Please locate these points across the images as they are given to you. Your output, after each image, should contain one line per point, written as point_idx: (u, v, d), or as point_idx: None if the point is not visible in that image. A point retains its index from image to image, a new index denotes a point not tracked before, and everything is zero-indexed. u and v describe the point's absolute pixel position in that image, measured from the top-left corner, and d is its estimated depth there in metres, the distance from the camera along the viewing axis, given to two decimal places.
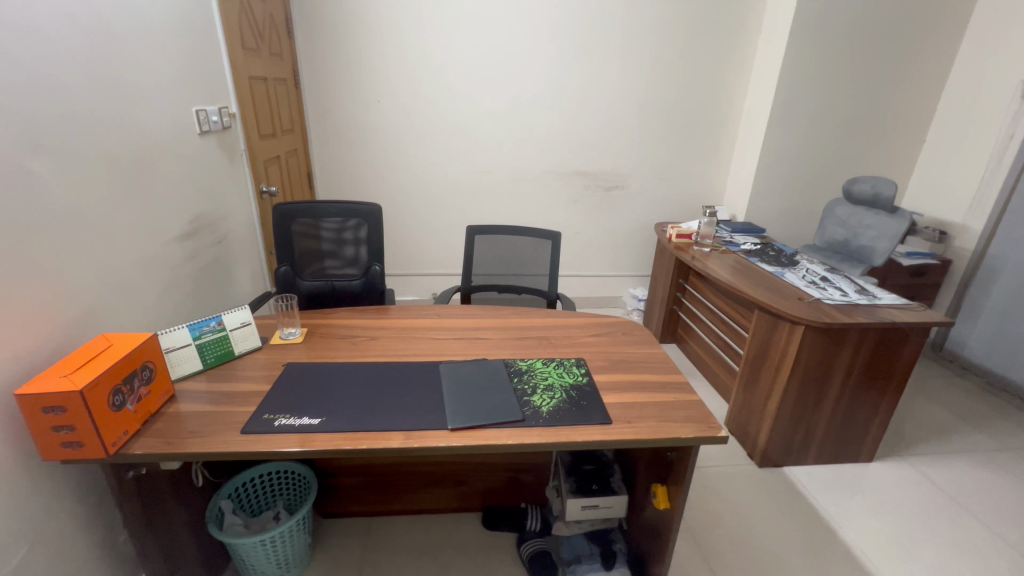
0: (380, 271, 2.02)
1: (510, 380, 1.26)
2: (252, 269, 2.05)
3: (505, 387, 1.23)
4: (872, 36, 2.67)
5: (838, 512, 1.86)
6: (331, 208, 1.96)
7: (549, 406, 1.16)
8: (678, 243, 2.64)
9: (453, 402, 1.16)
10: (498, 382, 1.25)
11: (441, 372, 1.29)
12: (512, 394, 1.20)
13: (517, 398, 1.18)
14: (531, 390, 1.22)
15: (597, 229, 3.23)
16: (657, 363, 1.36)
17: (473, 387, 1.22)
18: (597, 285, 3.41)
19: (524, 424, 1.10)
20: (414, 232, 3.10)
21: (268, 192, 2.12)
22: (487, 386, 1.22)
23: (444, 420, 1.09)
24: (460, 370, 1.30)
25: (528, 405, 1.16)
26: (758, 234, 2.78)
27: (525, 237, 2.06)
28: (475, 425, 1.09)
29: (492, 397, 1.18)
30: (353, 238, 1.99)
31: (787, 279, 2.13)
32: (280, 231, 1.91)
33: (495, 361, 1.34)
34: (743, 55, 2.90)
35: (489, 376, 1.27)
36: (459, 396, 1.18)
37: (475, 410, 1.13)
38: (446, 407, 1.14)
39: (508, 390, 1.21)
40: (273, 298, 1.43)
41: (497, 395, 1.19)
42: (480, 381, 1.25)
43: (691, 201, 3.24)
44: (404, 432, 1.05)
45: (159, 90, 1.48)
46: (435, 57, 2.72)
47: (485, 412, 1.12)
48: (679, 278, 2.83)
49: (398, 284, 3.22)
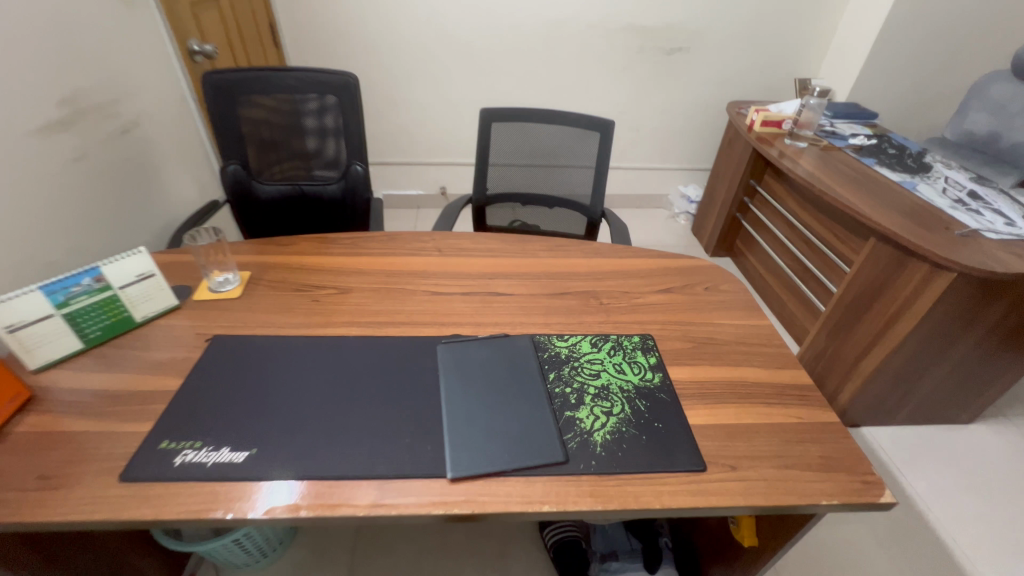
0: (364, 172, 1.49)
1: (543, 377, 0.82)
2: (193, 166, 1.53)
3: (535, 392, 0.79)
4: None
5: (923, 489, 1.53)
6: (288, 79, 1.37)
7: (605, 433, 0.74)
8: (761, 134, 1.98)
9: (457, 424, 0.74)
10: (524, 380, 0.81)
11: (438, 359, 0.85)
12: (546, 404, 0.78)
13: (555, 416, 0.76)
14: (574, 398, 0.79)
15: (647, 108, 2.53)
16: (763, 351, 0.90)
17: (487, 390, 0.79)
18: (640, 180, 2.81)
19: (566, 471, 0.69)
20: (416, 109, 2.45)
21: (201, 53, 1.49)
22: (508, 390, 0.79)
23: (438, 462, 0.69)
24: (467, 354, 0.86)
25: (572, 430, 0.74)
26: (868, 122, 2.08)
27: (562, 128, 1.47)
28: (489, 472, 0.68)
29: (516, 412, 0.76)
30: (324, 124, 1.43)
31: (920, 193, 1.54)
32: (220, 113, 1.36)
33: (520, 340, 0.89)
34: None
35: (511, 368, 0.83)
36: (466, 411, 0.76)
37: (490, 442, 0.72)
38: (444, 434, 0.72)
39: (540, 398, 0.78)
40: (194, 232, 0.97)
41: (523, 409, 0.76)
42: (498, 378, 0.81)
43: (776, 72, 2.46)
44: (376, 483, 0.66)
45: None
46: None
47: (504, 446, 0.71)
48: (751, 178, 2.22)
49: (401, 176, 2.68)
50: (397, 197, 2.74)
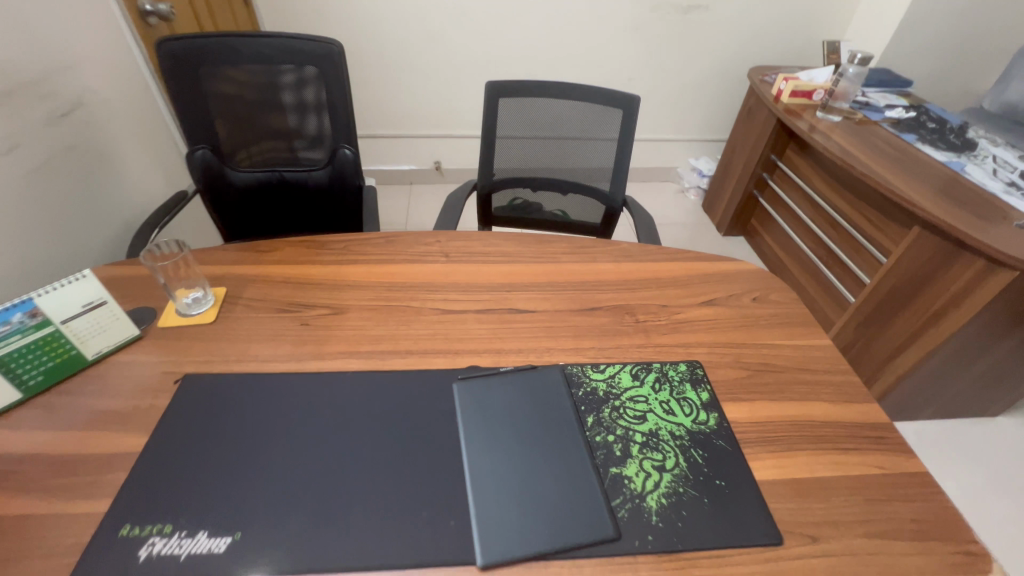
0: (353, 156, 1.30)
1: (580, 423, 0.70)
2: (155, 150, 1.34)
3: (573, 444, 0.67)
4: None
5: (952, 489, 1.46)
6: (259, 46, 1.16)
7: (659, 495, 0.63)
8: (788, 105, 1.80)
9: (484, 490, 0.62)
10: (558, 428, 0.69)
11: (454, 402, 0.72)
12: (587, 458, 0.65)
13: (599, 474, 0.64)
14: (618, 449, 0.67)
15: (659, 74, 2.32)
16: (828, 381, 0.78)
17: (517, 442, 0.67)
18: (648, 152, 2.63)
19: (619, 549, 0.58)
20: (408, 76, 2.22)
21: (155, 14, 1.27)
22: (541, 440, 0.67)
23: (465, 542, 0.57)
24: (488, 395, 0.72)
25: (620, 492, 0.63)
26: (902, 91, 1.91)
27: (579, 104, 1.29)
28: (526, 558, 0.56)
29: (553, 471, 0.64)
30: (304, 101, 1.24)
31: (970, 176, 1.40)
32: (181, 90, 1.16)
33: (549, 373, 0.76)
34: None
35: (542, 412, 0.70)
36: (494, 472, 0.63)
37: (526, 514, 0.60)
38: (469, 504, 0.60)
39: (579, 450, 0.66)
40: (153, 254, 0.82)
41: (560, 467, 0.64)
42: (527, 425, 0.68)
43: (800, 33, 2.25)
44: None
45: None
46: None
47: (544, 519, 0.59)
48: (772, 152, 2.05)
49: (391, 149, 2.46)
50: (389, 172, 2.54)
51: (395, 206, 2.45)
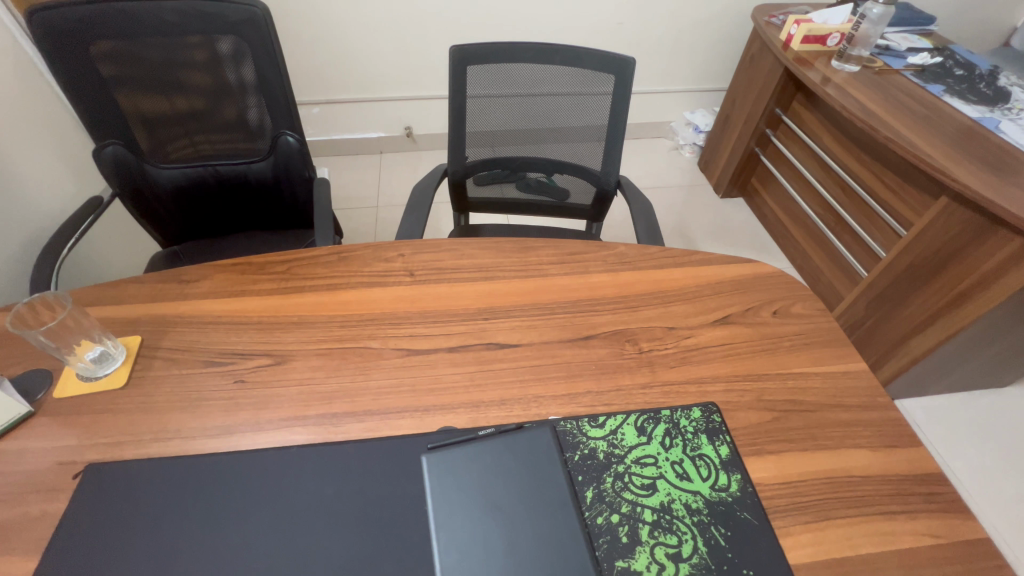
0: (298, 145, 1.13)
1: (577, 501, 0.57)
2: (47, 148, 1.13)
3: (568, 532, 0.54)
4: None
5: (961, 470, 1.41)
6: (162, 12, 0.94)
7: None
8: (799, 53, 1.59)
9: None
10: (551, 508, 0.56)
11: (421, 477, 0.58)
12: (587, 552, 0.53)
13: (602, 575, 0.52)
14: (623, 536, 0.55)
15: (651, 16, 2.05)
16: (866, 421, 0.67)
17: (500, 536, 0.53)
18: (639, 106, 2.40)
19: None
20: (365, 28, 1.93)
21: None
22: (530, 530, 0.54)
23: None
24: (463, 466, 0.58)
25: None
26: (924, 29, 1.70)
27: (564, 70, 1.09)
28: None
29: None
30: (231, 80, 1.04)
31: (1004, 136, 1.24)
32: (72, 73, 0.94)
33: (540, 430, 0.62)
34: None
35: (529, 488, 0.57)
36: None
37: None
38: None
39: (577, 540, 0.54)
40: (35, 309, 0.68)
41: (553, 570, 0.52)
42: (512, 508, 0.55)
43: None
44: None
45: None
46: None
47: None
48: (777, 106, 1.84)
49: (355, 114, 2.20)
50: (355, 141, 2.28)
51: (364, 180, 2.22)
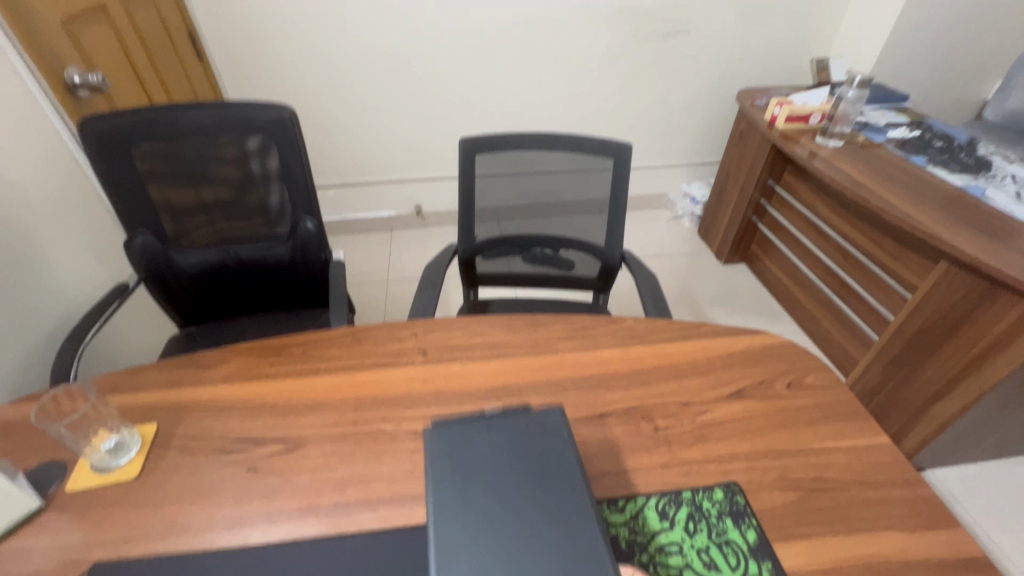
0: (317, 230, 1.19)
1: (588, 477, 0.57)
2: (82, 240, 1.21)
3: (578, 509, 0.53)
4: None
5: (1010, 547, 1.30)
6: (201, 118, 1.05)
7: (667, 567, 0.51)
8: (784, 131, 1.70)
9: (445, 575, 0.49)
10: (568, 489, 0.55)
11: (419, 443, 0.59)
12: (597, 526, 0.52)
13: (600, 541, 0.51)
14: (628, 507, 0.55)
15: (641, 101, 2.23)
16: (896, 499, 0.64)
17: (504, 510, 0.53)
18: (637, 181, 2.52)
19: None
20: (380, 120, 2.10)
21: (86, 86, 1.17)
22: (534, 507, 0.53)
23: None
24: (472, 442, 0.59)
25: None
26: (899, 106, 1.82)
27: (566, 156, 1.17)
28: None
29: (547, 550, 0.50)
30: (256, 172, 1.12)
31: (992, 202, 1.29)
32: (113, 172, 1.03)
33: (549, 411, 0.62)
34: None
35: (540, 469, 0.57)
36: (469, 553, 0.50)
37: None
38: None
39: (589, 516, 0.53)
40: (48, 404, 0.71)
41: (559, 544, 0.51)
42: (524, 488, 0.55)
43: (785, 54, 2.18)
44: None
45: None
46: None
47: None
48: (769, 177, 1.94)
49: (369, 195, 2.33)
50: (368, 220, 2.39)
51: (376, 256, 2.30)
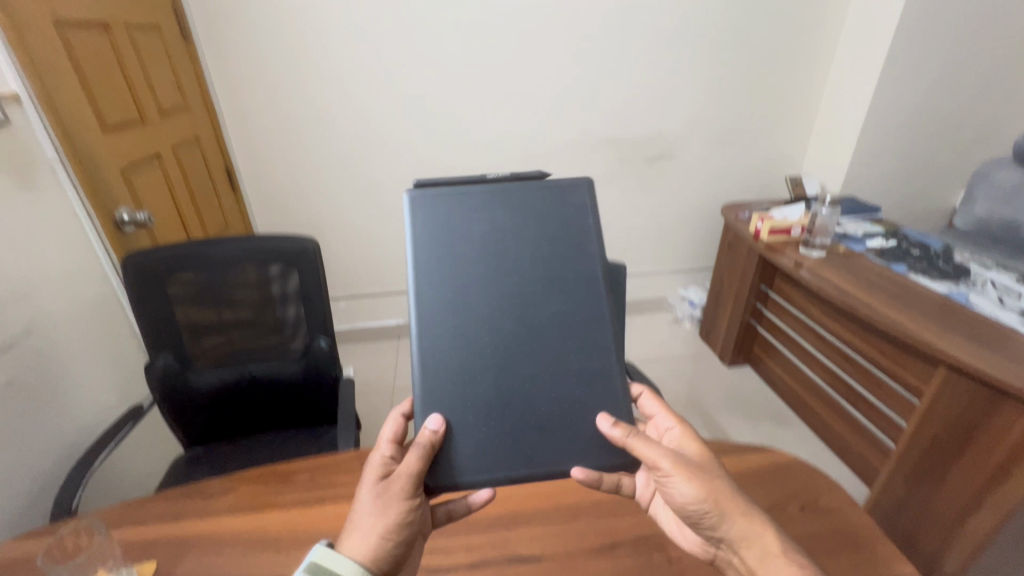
0: (329, 348, 1.24)
1: (563, 262, 0.74)
2: (104, 361, 1.26)
3: (555, 308, 0.72)
4: None
5: None
6: (233, 250, 1.16)
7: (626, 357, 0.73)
8: (769, 242, 1.83)
9: (450, 365, 0.70)
10: (577, 252, 0.75)
11: (404, 212, 0.74)
12: (600, 287, 0.74)
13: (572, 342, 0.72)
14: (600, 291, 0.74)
15: (634, 215, 2.41)
16: None
17: (533, 276, 0.73)
18: (637, 286, 2.63)
19: (623, 470, 0.70)
20: (393, 237, 2.27)
21: (132, 222, 1.31)
22: (555, 275, 0.74)
23: (419, 437, 0.66)
24: (494, 211, 0.75)
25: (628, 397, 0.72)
26: (873, 216, 1.97)
27: None
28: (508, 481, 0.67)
29: (531, 344, 0.71)
30: (276, 295, 1.20)
31: (977, 308, 1.34)
32: (147, 300, 1.11)
33: (559, 181, 0.76)
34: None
35: (556, 239, 0.75)
36: (507, 315, 0.72)
37: (501, 389, 0.69)
38: (435, 393, 0.69)
39: (595, 293, 0.74)
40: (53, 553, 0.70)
41: (575, 315, 0.73)
42: (545, 255, 0.74)
43: (761, 172, 2.40)
44: (392, 432, 0.71)
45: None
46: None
47: (518, 402, 0.69)
48: (761, 283, 2.03)
49: (379, 304, 2.42)
50: (377, 328, 2.46)
51: (383, 363, 2.33)
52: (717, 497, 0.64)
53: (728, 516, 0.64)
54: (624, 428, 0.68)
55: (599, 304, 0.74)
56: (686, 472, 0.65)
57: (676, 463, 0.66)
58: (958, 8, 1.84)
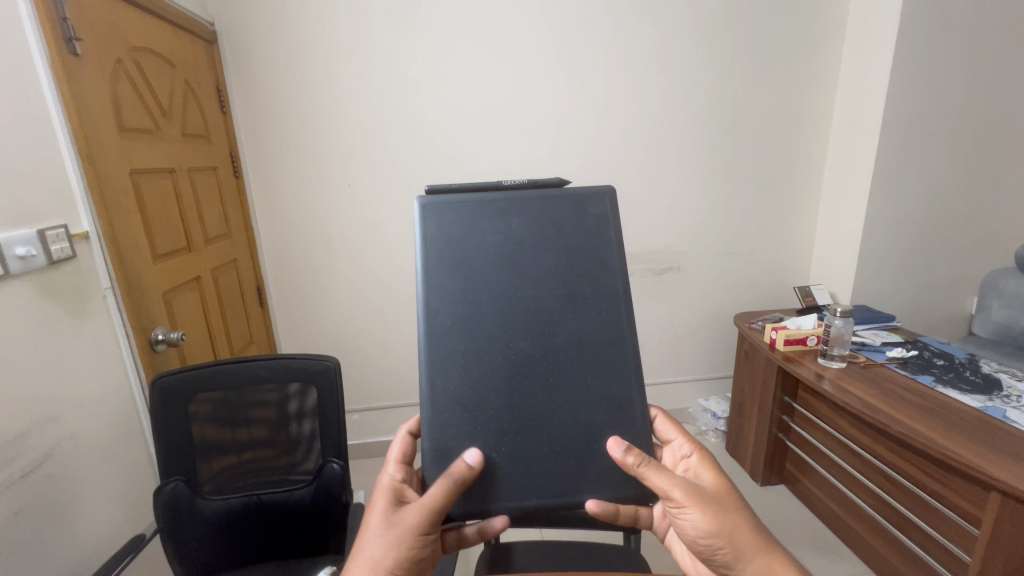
0: (341, 470, 1.21)
1: (569, 276, 0.80)
2: (114, 485, 1.24)
3: (559, 326, 0.79)
4: (1004, 67, 1.99)
5: None
6: (257, 369, 1.19)
7: (626, 377, 0.80)
8: (786, 353, 1.82)
9: (457, 384, 0.77)
10: (592, 264, 0.80)
11: (417, 218, 0.79)
12: (615, 303, 0.80)
13: (574, 362, 0.79)
14: (606, 308, 0.80)
15: (648, 324, 2.44)
16: None
17: (550, 290, 0.79)
18: (656, 396, 2.56)
19: (635, 500, 0.78)
20: (410, 349, 2.30)
21: (164, 340, 1.40)
22: (572, 289, 0.80)
23: (452, 469, 0.72)
24: (513, 221, 0.80)
25: (638, 420, 0.79)
26: (889, 325, 1.97)
27: None
28: (517, 509, 0.76)
29: (534, 364, 0.78)
30: (292, 412, 1.21)
31: (1017, 425, 1.27)
32: (169, 422, 1.13)
33: (577, 190, 0.81)
34: (820, 75, 2.20)
35: (573, 251, 0.80)
36: (527, 331, 0.78)
37: (504, 409, 0.77)
38: (442, 413, 0.76)
39: (610, 309, 0.80)
40: None
41: (592, 332, 0.80)
42: (562, 267, 0.80)
43: (769, 281, 2.46)
44: (398, 453, 0.81)
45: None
46: (419, 107, 2.02)
47: (521, 421, 0.77)
48: (784, 394, 1.97)
49: (393, 417, 2.39)
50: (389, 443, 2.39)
51: None
52: (730, 531, 0.72)
53: (744, 554, 0.71)
54: (636, 456, 0.75)
55: (609, 322, 0.80)
56: (699, 505, 0.72)
57: (689, 495, 0.73)
58: (932, 137, 2.02)
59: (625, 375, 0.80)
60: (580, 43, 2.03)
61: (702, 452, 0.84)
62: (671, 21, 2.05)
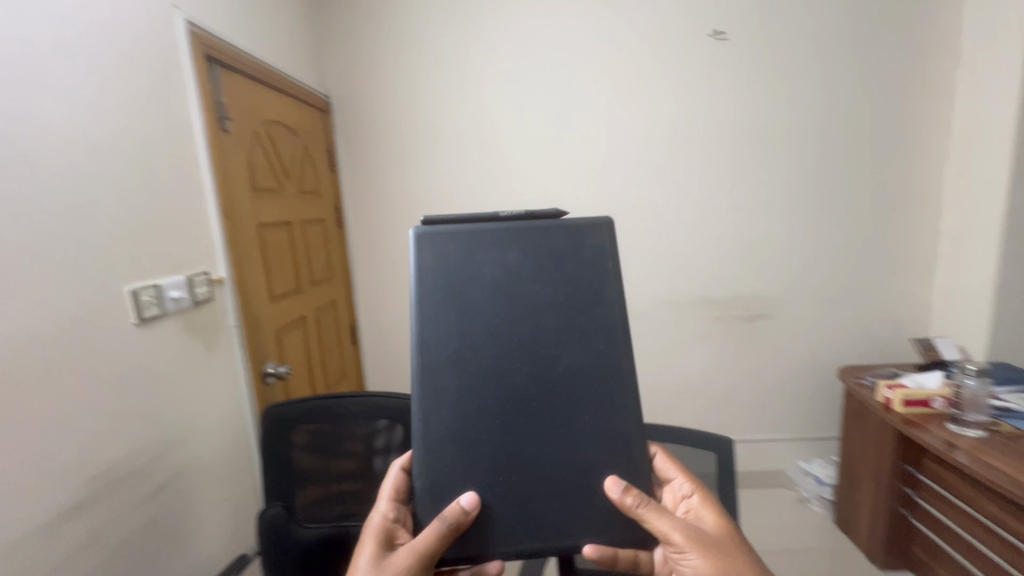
0: None
1: (565, 309, 0.78)
2: (227, 503, 1.38)
3: (555, 361, 0.77)
4: None
5: None
6: (350, 405, 1.28)
7: (624, 415, 0.77)
8: (906, 415, 1.60)
9: (451, 420, 0.76)
10: (590, 296, 0.79)
11: (411, 249, 0.78)
12: (612, 337, 0.78)
13: (570, 400, 0.77)
14: (603, 341, 0.78)
15: (738, 375, 2.28)
16: None
17: (546, 324, 0.78)
18: (748, 454, 2.35)
19: (636, 544, 0.76)
20: None
21: (274, 373, 1.56)
22: (568, 321, 0.78)
23: (445, 512, 0.72)
24: (507, 254, 0.78)
25: (636, 458, 0.77)
26: None
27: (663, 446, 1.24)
28: (517, 549, 0.75)
29: (528, 400, 0.76)
30: (378, 447, 1.28)
31: None
32: (274, 449, 1.24)
33: (575, 221, 0.79)
34: (933, 108, 2.02)
35: (569, 284, 0.78)
36: (522, 366, 0.77)
37: (499, 446, 0.76)
38: (436, 450, 0.75)
39: (606, 343, 0.78)
40: None
41: (587, 367, 0.78)
42: (559, 300, 0.78)
43: (881, 333, 2.21)
44: (390, 489, 0.81)
45: (43, 236, 0.89)
46: (502, 161, 2.15)
47: (516, 459, 0.76)
48: (904, 461, 1.71)
49: None
50: None
51: None
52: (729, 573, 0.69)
53: None
54: (634, 497, 0.73)
55: (604, 357, 0.78)
56: (700, 550, 0.71)
57: (688, 538, 0.71)
58: None
59: (622, 411, 0.77)
60: (661, 92, 2.07)
61: (702, 489, 0.81)
62: (758, 65, 2.03)
